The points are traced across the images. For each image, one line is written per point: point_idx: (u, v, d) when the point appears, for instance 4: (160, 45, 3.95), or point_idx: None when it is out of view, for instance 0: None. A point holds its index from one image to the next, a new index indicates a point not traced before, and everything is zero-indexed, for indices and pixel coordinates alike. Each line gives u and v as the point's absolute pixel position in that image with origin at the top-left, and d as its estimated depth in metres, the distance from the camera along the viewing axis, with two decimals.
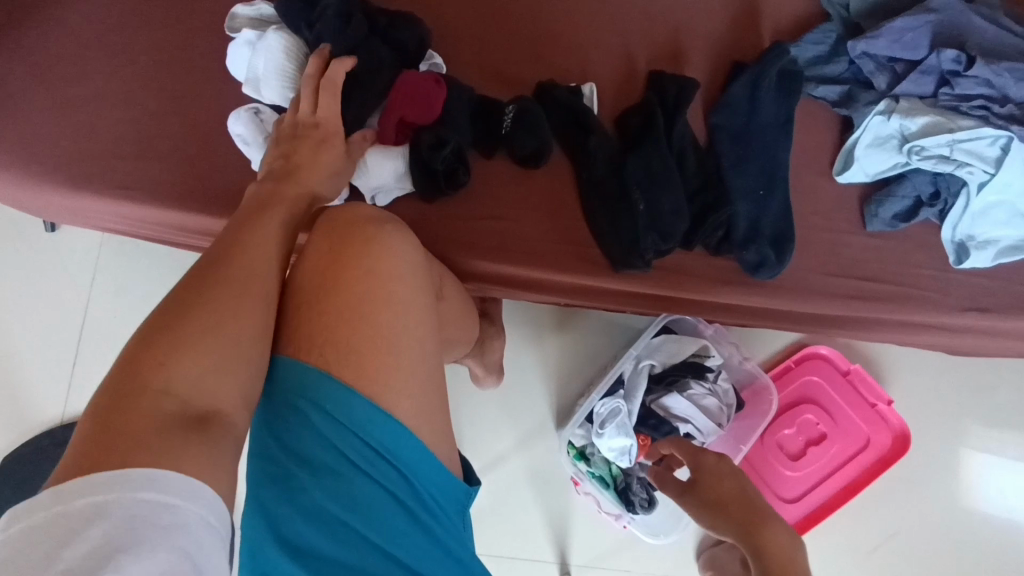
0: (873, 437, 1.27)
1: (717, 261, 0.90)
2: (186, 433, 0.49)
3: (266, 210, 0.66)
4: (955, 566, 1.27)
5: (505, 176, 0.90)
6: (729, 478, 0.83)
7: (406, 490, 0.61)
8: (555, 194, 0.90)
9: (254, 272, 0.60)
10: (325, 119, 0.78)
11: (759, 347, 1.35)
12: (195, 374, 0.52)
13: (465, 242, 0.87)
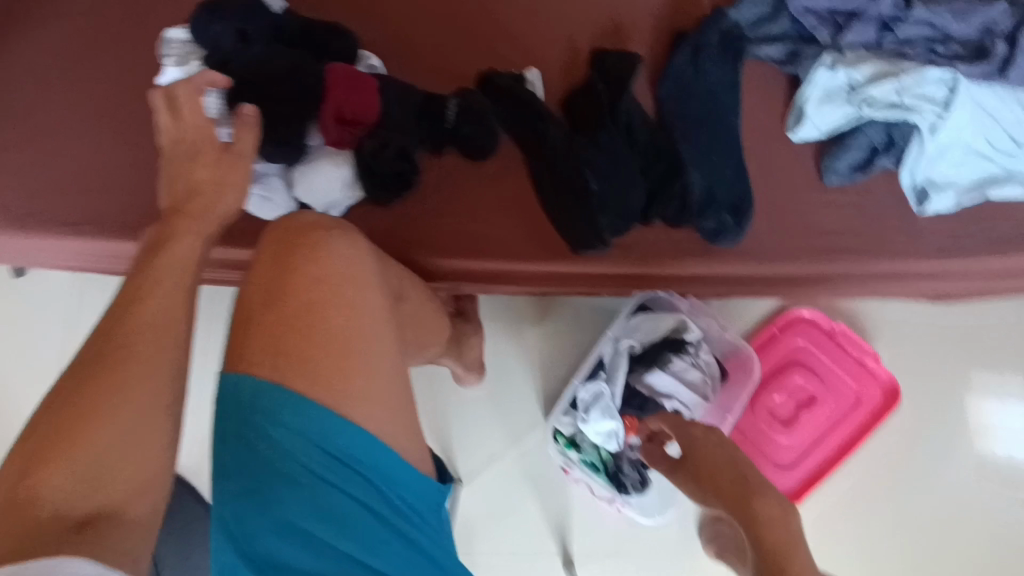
0: (862, 393, 1.26)
1: (678, 233, 0.90)
2: (69, 538, 0.47)
3: (156, 250, 0.62)
4: (959, 513, 1.26)
5: (458, 170, 0.89)
6: (709, 448, 0.83)
7: (379, 495, 0.60)
8: (510, 182, 0.89)
9: (155, 331, 0.57)
10: (193, 125, 0.69)
11: (740, 315, 1.34)
12: (82, 468, 0.50)
13: (423, 241, 0.86)
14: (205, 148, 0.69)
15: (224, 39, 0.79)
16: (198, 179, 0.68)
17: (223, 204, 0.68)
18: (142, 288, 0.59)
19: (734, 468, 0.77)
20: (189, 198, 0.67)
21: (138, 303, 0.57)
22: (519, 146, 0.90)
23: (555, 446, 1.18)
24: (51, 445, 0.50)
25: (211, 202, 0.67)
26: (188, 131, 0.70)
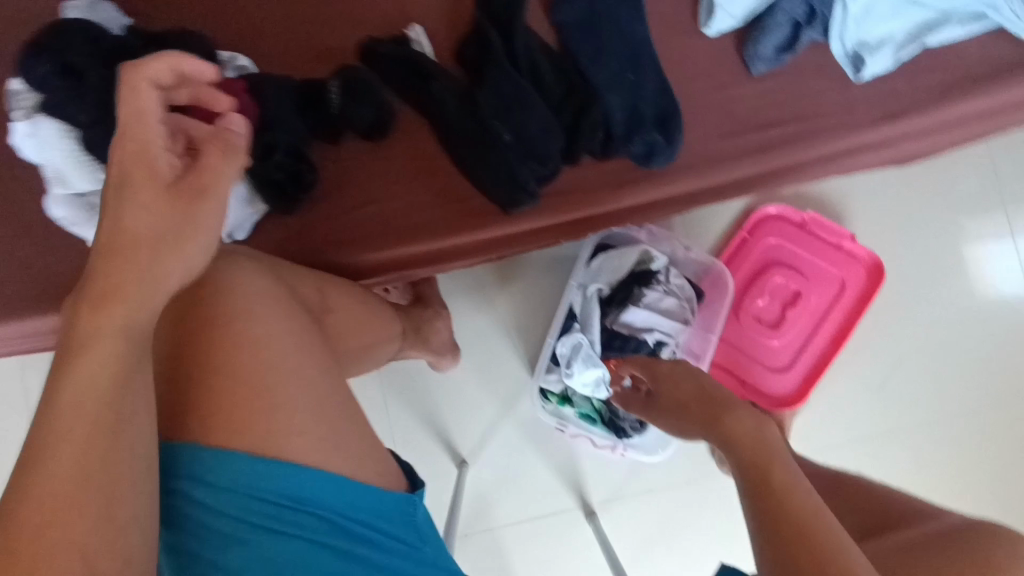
0: (845, 276, 1.22)
1: (610, 164, 0.83)
2: None
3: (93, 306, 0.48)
4: (961, 369, 1.25)
5: (360, 156, 0.82)
6: (689, 378, 0.79)
7: (339, 525, 0.57)
8: (420, 155, 0.82)
9: (95, 408, 0.46)
10: (136, 134, 0.51)
11: (707, 227, 1.28)
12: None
13: (343, 241, 0.80)
14: (155, 172, 0.51)
15: (49, 79, 0.69)
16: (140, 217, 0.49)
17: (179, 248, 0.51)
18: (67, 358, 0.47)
19: (715, 394, 0.73)
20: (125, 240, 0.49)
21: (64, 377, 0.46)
22: (420, 114, 0.82)
23: (547, 406, 1.16)
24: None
25: (162, 246, 0.50)
26: (127, 141, 0.51)
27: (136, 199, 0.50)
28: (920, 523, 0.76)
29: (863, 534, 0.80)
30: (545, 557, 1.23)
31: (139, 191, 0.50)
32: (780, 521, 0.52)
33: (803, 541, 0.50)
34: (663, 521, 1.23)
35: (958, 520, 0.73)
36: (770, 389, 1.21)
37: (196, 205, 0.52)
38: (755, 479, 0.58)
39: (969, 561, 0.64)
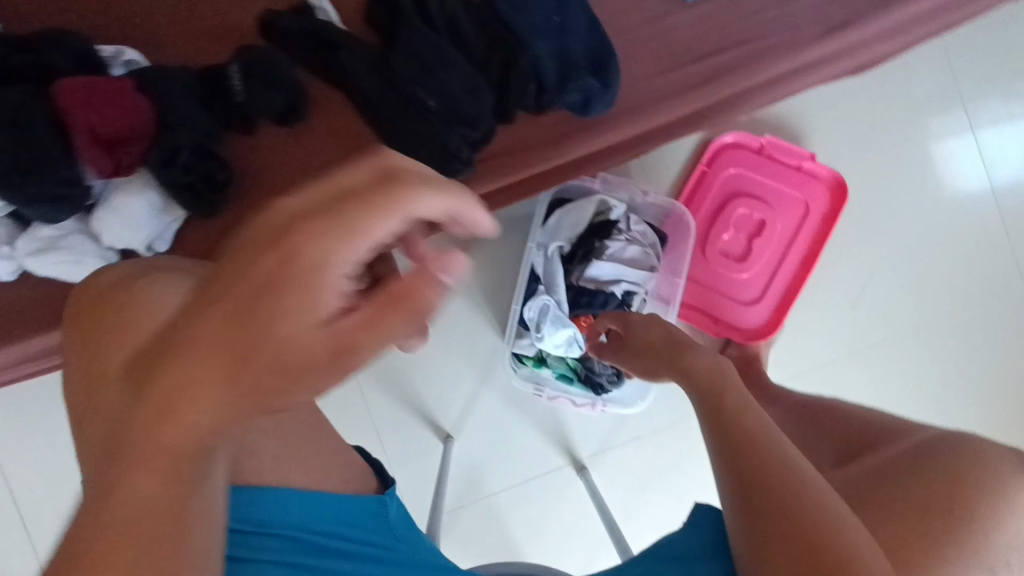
0: (808, 199, 1.20)
1: (548, 117, 0.78)
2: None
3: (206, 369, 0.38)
4: (930, 275, 1.25)
5: (277, 144, 0.75)
6: (654, 330, 0.76)
7: (315, 541, 0.63)
8: (342, 135, 0.76)
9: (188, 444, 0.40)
10: (313, 236, 0.36)
11: (665, 166, 1.24)
12: None
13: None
14: (316, 284, 0.37)
15: None
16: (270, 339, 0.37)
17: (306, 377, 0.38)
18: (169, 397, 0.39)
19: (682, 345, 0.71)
20: (252, 353, 0.37)
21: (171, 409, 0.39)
22: (337, 90, 0.76)
23: (523, 371, 1.14)
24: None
25: (291, 375, 0.38)
26: (300, 234, 0.36)
27: (272, 327, 0.37)
28: (897, 440, 0.76)
29: (841, 456, 0.80)
30: (539, 519, 1.23)
31: (282, 318, 0.37)
32: (741, 445, 0.58)
33: (762, 461, 0.56)
34: (653, 466, 1.24)
35: (932, 433, 0.73)
36: (743, 323, 1.20)
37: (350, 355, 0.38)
38: (716, 404, 0.63)
39: (943, 475, 0.64)
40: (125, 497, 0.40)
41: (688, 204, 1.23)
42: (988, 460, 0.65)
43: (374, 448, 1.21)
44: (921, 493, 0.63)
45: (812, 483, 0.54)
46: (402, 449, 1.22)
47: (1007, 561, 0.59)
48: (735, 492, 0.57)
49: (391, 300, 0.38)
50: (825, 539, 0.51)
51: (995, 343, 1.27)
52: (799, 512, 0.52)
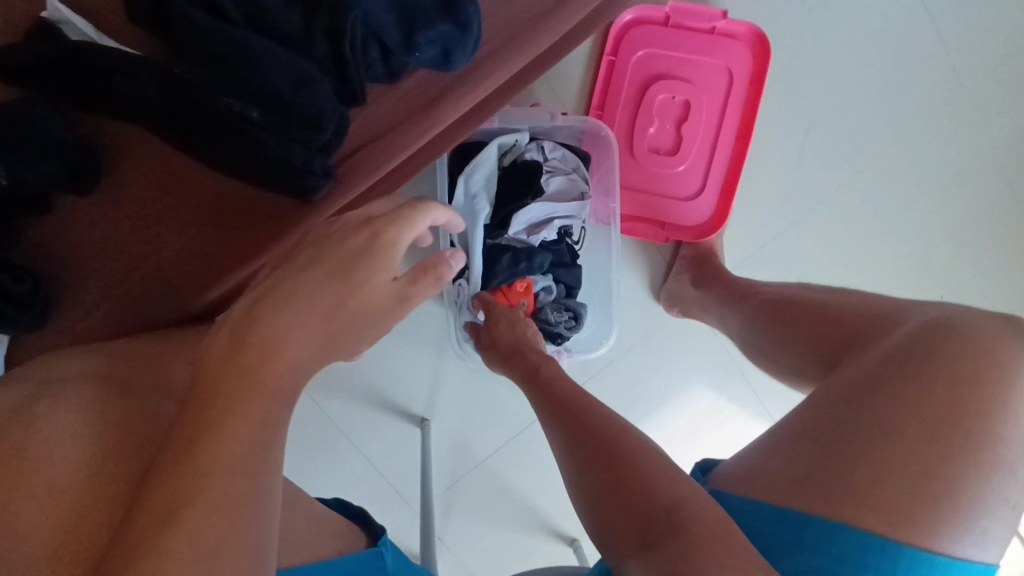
0: (730, 62, 1.07)
1: (408, 83, 0.65)
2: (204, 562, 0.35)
3: (276, 300, 0.41)
4: (874, 109, 1.15)
5: (87, 217, 0.60)
6: None
7: None
8: (158, 170, 0.61)
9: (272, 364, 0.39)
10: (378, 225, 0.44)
11: (566, 70, 1.09)
12: (199, 541, 0.35)
13: (134, 318, 0.62)
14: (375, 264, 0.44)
15: None
16: (354, 299, 0.43)
17: (368, 327, 0.44)
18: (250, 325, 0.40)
19: None
20: (338, 302, 0.42)
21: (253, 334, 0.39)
22: (136, 125, 0.60)
23: None
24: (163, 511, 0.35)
25: (361, 323, 0.44)
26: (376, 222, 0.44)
27: (358, 283, 0.43)
28: (888, 328, 0.73)
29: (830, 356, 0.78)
30: (536, 470, 1.21)
31: (348, 267, 0.43)
32: (605, 441, 0.67)
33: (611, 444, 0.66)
34: None
35: (926, 314, 0.71)
36: (691, 220, 1.11)
37: (409, 300, 0.46)
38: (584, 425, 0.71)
39: (953, 370, 0.64)
40: (238, 437, 0.37)
41: (604, 106, 1.09)
42: (984, 346, 0.65)
43: (350, 454, 1.15)
44: (925, 396, 0.64)
45: (648, 452, 0.65)
46: (380, 446, 1.16)
47: (1000, 443, 0.63)
48: (595, 490, 0.65)
49: (434, 269, 0.47)
50: (659, 491, 0.60)
51: (966, 158, 1.16)
52: (637, 475, 0.63)
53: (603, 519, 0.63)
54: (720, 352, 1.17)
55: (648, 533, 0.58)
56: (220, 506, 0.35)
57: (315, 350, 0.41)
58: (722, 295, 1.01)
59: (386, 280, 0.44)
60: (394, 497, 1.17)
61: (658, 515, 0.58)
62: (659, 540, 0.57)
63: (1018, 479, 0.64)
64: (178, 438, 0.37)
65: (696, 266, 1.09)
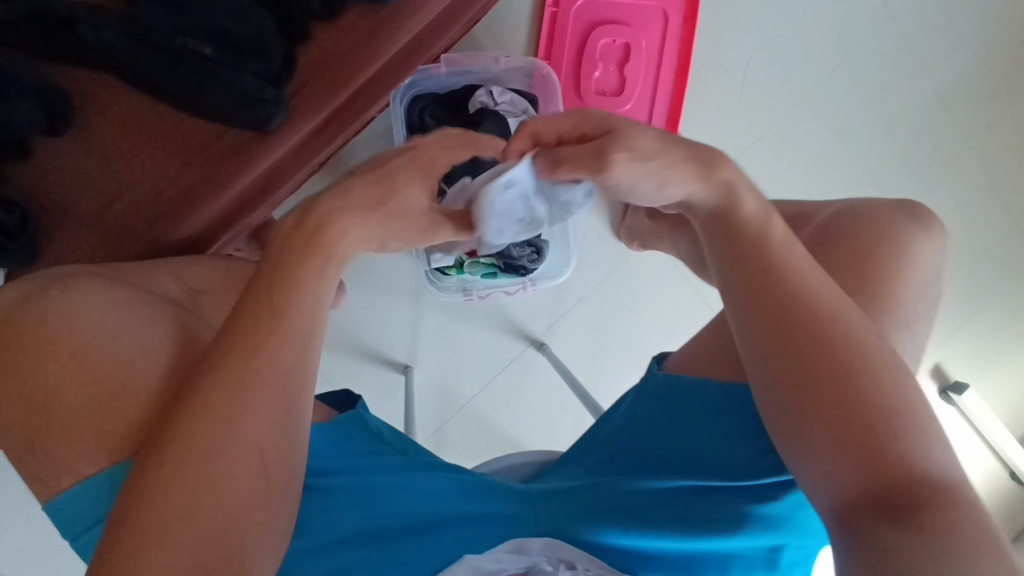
0: (665, 4, 1.14)
1: (342, 23, 0.81)
2: (275, 374, 0.52)
3: (335, 197, 0.57)
4: (805, 44, 1.24)
5: (72, 153, 0.75)
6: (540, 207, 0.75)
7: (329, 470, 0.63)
8: (136, 114, 0.76)
9: (321, 247, 0.56)
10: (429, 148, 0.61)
11: (513, 25, 1.15)
12: (271, 362, 0.52)
13: (125, 237, 0.78)
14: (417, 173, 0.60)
15: None
16: (395, 200, 0.59)
17: (399, 229, 0.60)
18: (311, 217, 0.56)
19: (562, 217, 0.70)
20: (382, 199, 0.58)
21: (308, 222, 0.56)
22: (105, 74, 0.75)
23: (449, 281, 1.13)
24: (245, 335, 0.52)
25: (397, 222, 0.60)
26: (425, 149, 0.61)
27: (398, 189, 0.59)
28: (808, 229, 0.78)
29: None
30: (519, 406, 1.27)
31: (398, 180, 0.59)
32: (828, 376, 0.55)
33: (838, 395, 0.54)
34: (603, 325, 1.27)
35: (835, 207, 0.74)
36: None
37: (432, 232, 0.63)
38: (808, 340, 0.56)
39: (850, 249, 0.68)
40: (299, 296, 0.54)
41: (551, 53, 1.15)
42: (892, 227, 0.69)
43: None
44: (847, 272, 0.67)
45: (903, 427, 0.52)
46: (367, 394, 1.22)
47: (894, 304, 0.66)
48: (815, 430, 0.55)
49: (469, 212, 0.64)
50: (895, 454, 0.52)
51: (893, 82, 1.25)
52: (874, 438, 0.53)
53: (804, 471, 0.56)
54: (678, 281, 1.27)
55: (891, 492, 0.51)
56: (284, 339, 0.53)
57: (359, 237, 0.58)
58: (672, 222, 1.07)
59: (423, 199, 0.61)
60: None
61: (901, 483, 0.51)
62: (901, 507, 0.51)
63: (916, 334, 0.67)
64: (258, 287, 0.54)
65: None
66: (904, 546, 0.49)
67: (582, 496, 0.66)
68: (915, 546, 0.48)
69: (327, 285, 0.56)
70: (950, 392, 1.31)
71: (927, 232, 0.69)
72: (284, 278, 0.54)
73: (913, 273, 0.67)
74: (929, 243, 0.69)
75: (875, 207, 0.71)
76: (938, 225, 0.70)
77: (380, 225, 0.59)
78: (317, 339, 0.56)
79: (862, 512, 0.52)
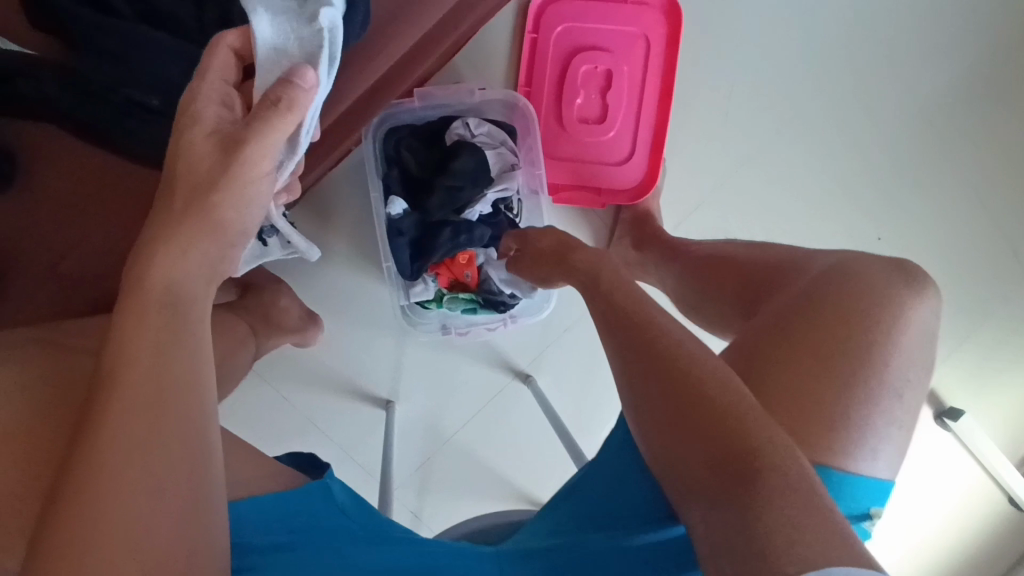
0: (646, 29, 1.11)
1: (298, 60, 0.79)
2: (150, 427, 0.50)
3: (163, 230, 0.58)
4: (794, 69, 1.22)
5: (33, 215, 0.82)
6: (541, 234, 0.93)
7: (282, 549, 0.60)
8: (93, 172, 0.83)
9: (159, 288, 0.56)
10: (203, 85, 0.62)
11: (493, 53, 1.13)
12: (144, 424, 0.49)
13: (73, 296, 0.84)
14: (195, 128, 0.59)
15: None
16: (181, 168, 0.59)
17: (197, 196, 0.58)
18: (144, 250, 0.57)
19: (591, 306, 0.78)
20: (178, 182, 0.59)
21: (143, 256, 0.57)
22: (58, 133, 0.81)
23: (430, 316, 1.09)
24: (105, 394, 0.50)
25: (192, 189, 0.58)
26: (222, 96, 0.62)
27: (178, 155, 0.59)
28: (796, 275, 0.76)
29: (746, 301, 0.82)
30: (505, 442, 1.24)
31: (181, 153, 0.59)
32: (679, 381, 0.62)
33: (694, 387, 0.61)
34: (590, 357, 1.24)
35: (823, 263, 0.73)
36: (624, 183, 1.15)
37: (246, 158, 0.59)
38: (666, 357, 0.65)
39: (824, 302, 0.67)
40: (155, 335, 0.54)
41: (533, 80, 1.13)
42: (880, 285, 0.67)
43: (321, 442, 1.18)
44: (825, 324, 0.66)
45: (752, 417, 0.57)
46: (350, 431, 1.19)
47: (881, 367, 0.64)
48: (672, 429, 0.61)
49: (271, 103, 0.60)
50: (744, 436, 0.55)
51: (882, 105, 1.23)
52: (724, 421, 0.57)
53: (671, 469, 0.61)
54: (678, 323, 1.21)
55: (729, 471, 0.55)
56: (155, 394, 0.51)
57: (178, 255, 0.57)
58: (659, 254, 1.04)
59: (202, 135, 0.59)
60: (368, 478, 1.20)
61: (744, 458, 0.54)
62: (749, 481, 0.53)
63: (907, 402, 0.65)
64: (116, 337, 0.53)
65: (636, 227, 1.12)
66: (737, 520, 0.51)
67: (562, 554, 0.65)
68: (757, 518, 0.50)
69: (200, 336, 0.57)
70: (945, 417, 1.29)
71: (920, 294, 0.67)
72: (123, 353, 0.52)
73: (902, 337, 0.65)
74: (922, 304, 0.67)
75: (863, 260, 0.71)
76: (934, 288, 0.68)
77: (197, 226, 0.58)
78: (203, 394, 0.55)
79: (717, 491, 0.55)
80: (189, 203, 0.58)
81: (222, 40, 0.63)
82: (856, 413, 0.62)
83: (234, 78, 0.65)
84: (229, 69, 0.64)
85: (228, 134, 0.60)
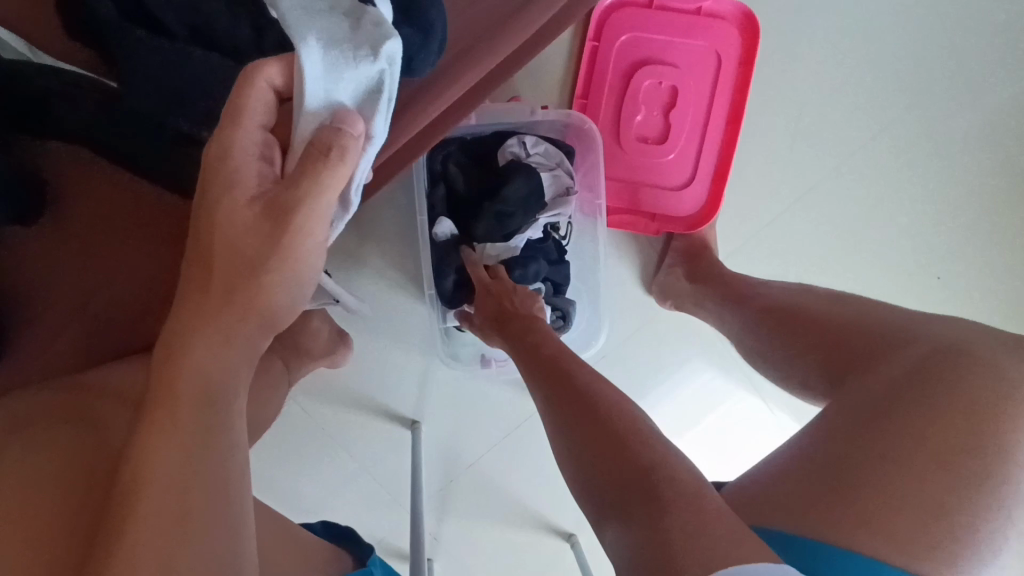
0: (718, 45, 1.03)
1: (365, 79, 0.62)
2: (175, 533, 0.40)
3: (204, 305, 0.50)
4: (865, 97, 1.14)
5: (58, 245, 0.76)
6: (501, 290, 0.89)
7: None
8: (124, 200, 0.76)
9: (197, 371, 0.48)
10: (237, 134, 0.49)
11: (551, 66, 1.06)
12: (167, 527, 0.40)
13: (100, 339, 0.78)
14: (233, 184, 0.49)
15: None
16: (220, 238, 0.49)
17: (243, 275, 0.50)
18: (180, 323, 0.49)
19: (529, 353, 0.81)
20: (217, 254, 0.49)
21: (183, 333, 0.48)
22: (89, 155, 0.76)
23: None
24: (126, 491, 0.41)
25: (236, 265, 0.50)
26: (262, 145, 0.51)
27: (219, 219, 0.49)
28: (897, 348, 0.70)
29: (830, 368, 0.75)
30: (532, 470, 1.19)
31: (221, 219, 0.49)
32: (580, 409, 0.69)
33: (597, 411, 0.67)
34: None
35: (931, 338, 0.69)
36: (681, 211, 1.07)
37: (299, 229, 0.51)
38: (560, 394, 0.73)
39: (958, 396, 0.63)
40: (191, 423, 0.45)
41: (591, 93, 1.05)
42: (1007, 374, 0.64)
43: (342, 463, 1.13)
44: (948, 411, 0.63)
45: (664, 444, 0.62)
46: (370, 453, 1.14)
47: (1013, 472, 0.61)
48: (572, 453, 0.66)
49: (319, 157, 0.49)
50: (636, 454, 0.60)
51: (959, 140, 1.15)
52: (620, 436, 0.63)
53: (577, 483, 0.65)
54: (733, 364, 1.12)
55: (618, 496, 0.59)
56: (184, 491, 0.42)
57: (218, 342, 0.50)
58: (718, 293, 0.97)
59: (243, 202, 0.49)
60: (388, 502, 1.14)
61: (636, 476, 0.59)
62: (633, 504, 0.57)
63: None
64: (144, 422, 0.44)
65: (691, 259, 1.04)
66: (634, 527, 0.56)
67: None
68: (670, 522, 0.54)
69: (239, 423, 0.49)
70: None
71: None
72: (141, 466, 0.42)
73: None
74: None
75: (981, 344, 0.67)
76: None
77: (241, 311, 0.51)
78: (238, 491, 0.46)
79: (609, 507, 0.60)
80: (234, 278, 0.50)
81: (259, 77, 0.48)
82: (984, 522, 0.60)
83: (272, 118, 0.51)
84: (267, 109, 0.51)
85: (274, 199, 0.50)
